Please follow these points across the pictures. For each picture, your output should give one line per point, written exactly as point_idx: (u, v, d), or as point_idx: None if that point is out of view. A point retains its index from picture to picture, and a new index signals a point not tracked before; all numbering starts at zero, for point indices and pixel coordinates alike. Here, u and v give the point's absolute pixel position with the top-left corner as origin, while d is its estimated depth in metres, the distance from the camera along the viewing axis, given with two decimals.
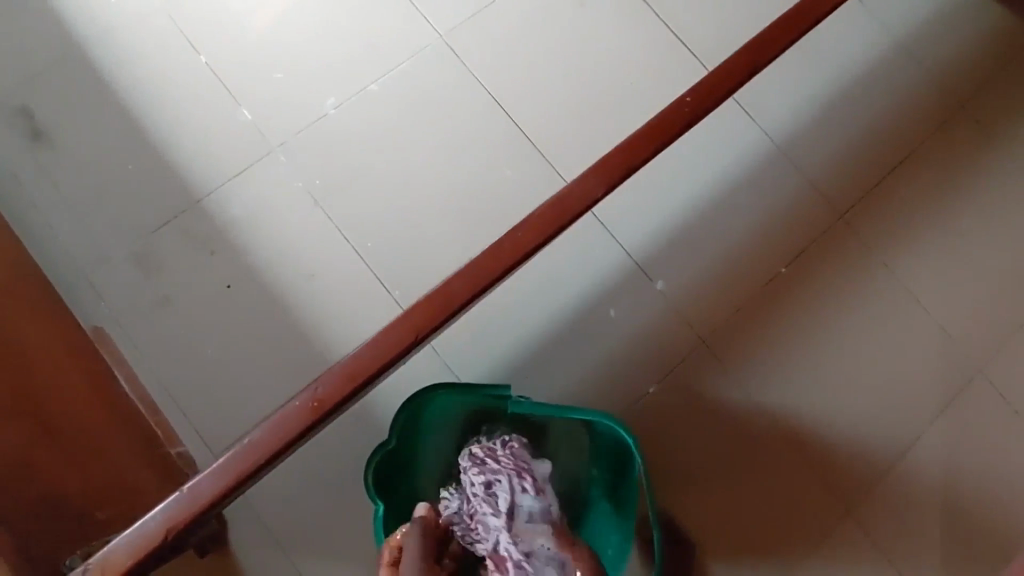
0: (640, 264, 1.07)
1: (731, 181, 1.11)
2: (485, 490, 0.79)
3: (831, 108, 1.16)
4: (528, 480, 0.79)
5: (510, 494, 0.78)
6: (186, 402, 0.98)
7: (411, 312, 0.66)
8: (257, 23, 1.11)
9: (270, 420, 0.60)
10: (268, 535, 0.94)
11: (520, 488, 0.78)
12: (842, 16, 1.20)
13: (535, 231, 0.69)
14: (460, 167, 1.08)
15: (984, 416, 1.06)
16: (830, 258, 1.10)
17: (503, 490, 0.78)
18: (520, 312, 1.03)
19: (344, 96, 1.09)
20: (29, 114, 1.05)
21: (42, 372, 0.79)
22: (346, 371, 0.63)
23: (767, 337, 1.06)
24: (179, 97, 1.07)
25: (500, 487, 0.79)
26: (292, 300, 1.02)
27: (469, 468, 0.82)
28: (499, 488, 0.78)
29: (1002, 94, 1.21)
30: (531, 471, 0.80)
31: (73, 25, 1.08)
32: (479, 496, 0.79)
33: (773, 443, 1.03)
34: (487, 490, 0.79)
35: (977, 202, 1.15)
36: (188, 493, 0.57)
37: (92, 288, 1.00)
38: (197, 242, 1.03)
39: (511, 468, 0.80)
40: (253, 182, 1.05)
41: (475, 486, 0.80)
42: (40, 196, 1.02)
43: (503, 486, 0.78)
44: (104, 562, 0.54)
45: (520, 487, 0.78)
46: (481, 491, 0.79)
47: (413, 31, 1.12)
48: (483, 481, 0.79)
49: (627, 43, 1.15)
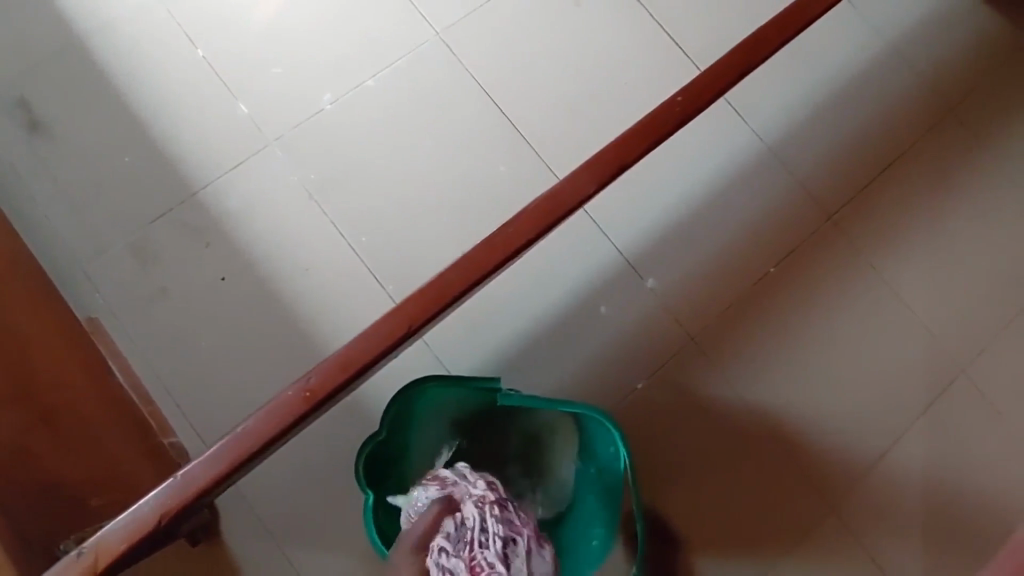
0: (631, 262, 1.08)
1: (722, 181, 1.13)
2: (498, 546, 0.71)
3: (823, 110, 1.18)
4: (542, 548, 0.76)
5: (527, 561, 0.72)
6: (181, 393, 0.99)
7: (406, 304, 0.67)
8: (255, 18, 1.11)
9: (264, 409, 0.62)
10: (260, 526, 0.95)
11: (537, 555, 0.74)
12: (834, 19, 1.22)
13: (527, 227, 0.70)
14: (454, 163, 1.09)
15: (965, 416, 1.08)
16: (818, 258, 1.12)
17: (521, 555, 0.72)
18: (511, 307, 1.04)
19: (341, 91, 1.10)
20: (27, 106, 1.06)
21: (38, 361, 0.80)
22: (337, 362, 0.64)
23: (755, 335, 1.08)
24: (177, 91, 1.08)
25: (516, 548, 0.72)
26: (286, 294, 1.03)
27: (488, 514, 0.73)
28: (518, 551, 0.72)
29: (989, 99, 1.22)
30: (542, 538, 0.78)
31: (72, 18, 1.09)
32: (491, 551, 0.70)
33: (759, 439, 1.05)
34: (502, 546, 0.71)
35: (963, 205, 1.17)
36: (180, 480, 0.59)
37: (88, 280, 1.01)
38: (193, 235, 1.04)
39: (531, 530, 0.76)
40: (250, 176, 1.06)
41: (490, 535, 0.71)
42: (37, 187, 1.03)
43: (524, 551, 0.72)
44: (98, 545, 0.56)
45: (536, 555, 0.74)
46: (498, 545, 0.71)
47: (410, 28, 1.13)
48: (503, 537, 0.72)
49: (622, 43, 1.16)
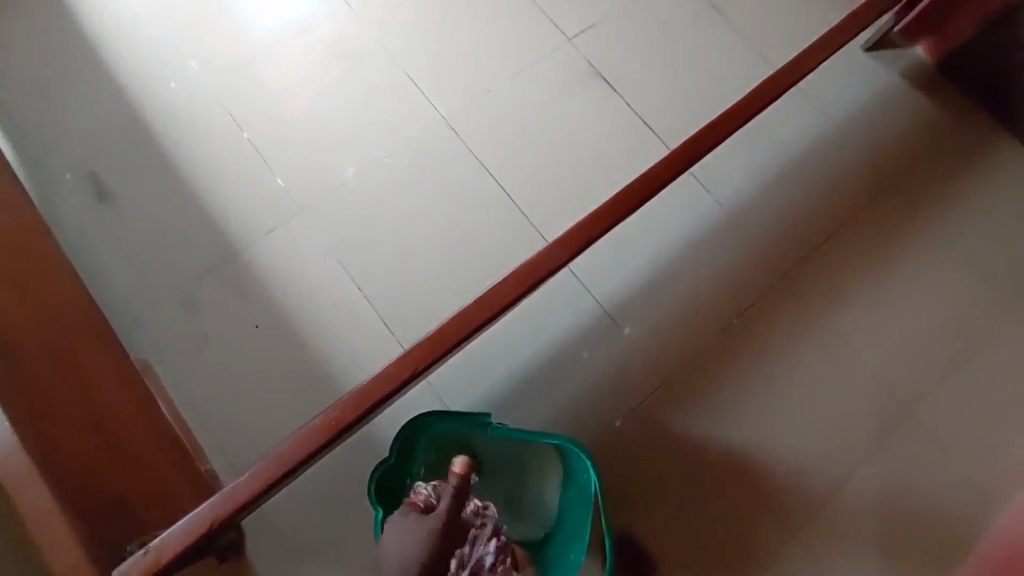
0: (610, 312, 1.23)
1: (689, 243, 1.29)
2: (477, 535, 0.84)
3: (776, 181, 1.36)
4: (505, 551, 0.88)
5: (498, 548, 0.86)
6: (216, 426, 1.13)
7: (412, 350, 0.84)
8: (291, 107, 1.32)
9: (298, 434, 0.78)
10: (280, 546, 1.07)
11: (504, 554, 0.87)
12: (786, 105, 1.42)
13: (513, 287, 0.88)
14: (458, 228, 1.27)
15: (918, 452, 1.20)
16: (776, 310, 1.27)
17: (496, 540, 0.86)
18: (505, 353, 1.19)
19: (363, 167, 1.29)
20: (100, 179, 1.26)
21: (103, 395, 0.94)
22: (357, 397, 0.80)
23: (720, 379, 1.22)
24: (224, 167, 1.28)
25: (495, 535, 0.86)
26: (310, 339, 1.19)
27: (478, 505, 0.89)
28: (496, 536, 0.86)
29: (925, 171, 1.40)
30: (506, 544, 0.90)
31: (140, 107, 1.31)
32: (479, 528, 0.85)
33: (726, 471, 1.17)
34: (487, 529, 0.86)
35: (904, 265, 1.32)
36: (227, 493, 0.75)
37: (142, 326, 1.17)
38: (233, 288, 1.21)
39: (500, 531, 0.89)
40: (282, 236, 1.25)
41: (480, 519, 0.86)
42: (102, 247, 1.21)
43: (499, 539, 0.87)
44: (161, 545, 0.72)
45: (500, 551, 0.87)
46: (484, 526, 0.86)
47: (422, 114, 1.34)
48: (487, 525, 0.86)
49: (602, 126, 1.36)
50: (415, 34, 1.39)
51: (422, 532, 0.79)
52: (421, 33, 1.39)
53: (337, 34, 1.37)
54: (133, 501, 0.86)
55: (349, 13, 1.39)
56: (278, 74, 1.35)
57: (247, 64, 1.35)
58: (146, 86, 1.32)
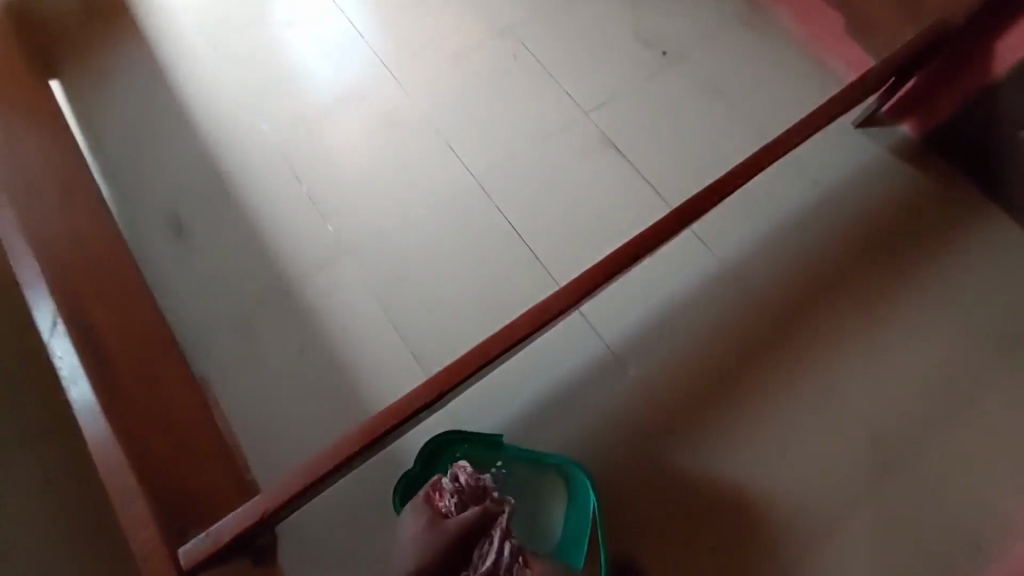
0: (616, 353, 1.35)
1: (690, 293, 1.42)
2: (482, 542, 0.86)
3: (771, 239, 1.49)
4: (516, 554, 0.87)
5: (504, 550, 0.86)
6: (260, 440, 1.28)
7: (438, 373, 0.98)
8: (344, 165, 1.54)
9: (338, 442, 0.92)
10: (308, 554, 1.18)
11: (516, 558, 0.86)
12: (781, 171, 1.57)
13: (526, 323, 1.01)
14: (481, 273, 1.43)
15: (908, 499, 1.26)
16: (772, 358, 1.37)
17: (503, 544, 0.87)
18: (518, 386, 1.31)
19: (402, 217, 1.49)
20: (179, 221, 1.47)
21: (173, 405, 1.10)
22: (391, 409, 0.94)
23: (717, 420, 1.31)
24: (284, 215, 1.49)
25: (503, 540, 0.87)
26: (347, 366, 1.34)
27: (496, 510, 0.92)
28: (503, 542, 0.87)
29: (915, 235, 1.51)
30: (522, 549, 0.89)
31: (218, 162, 1.54)
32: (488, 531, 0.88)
33: (722, 508, 1.25)
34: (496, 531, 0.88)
35: (895, 321, 1.41)
36: (275, 490, 0.89)
37: (204, 348, 1.35)
38: (283, 319, 1.38)
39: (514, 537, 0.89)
40: (328, 275, 1.43)
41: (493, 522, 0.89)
42: (177, 278, 1.41)
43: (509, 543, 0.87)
44: (220, 531, 0.85)
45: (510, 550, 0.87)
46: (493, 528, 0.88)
47: (454, 173, 1.54)
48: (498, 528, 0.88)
49: (613, 187, 1.54)
50: (453, 105, 1.61)
51: (426, 526, 0.87)
52: (458, 105, 1.62)
53: (385, 104, 1.61)
54: (201, 495, 1.00)
55: (396, 87, 1.63)
56: (334, 137, 1.57)
57: (307, 127, 1.58)
58: (224, 144, 1.56)
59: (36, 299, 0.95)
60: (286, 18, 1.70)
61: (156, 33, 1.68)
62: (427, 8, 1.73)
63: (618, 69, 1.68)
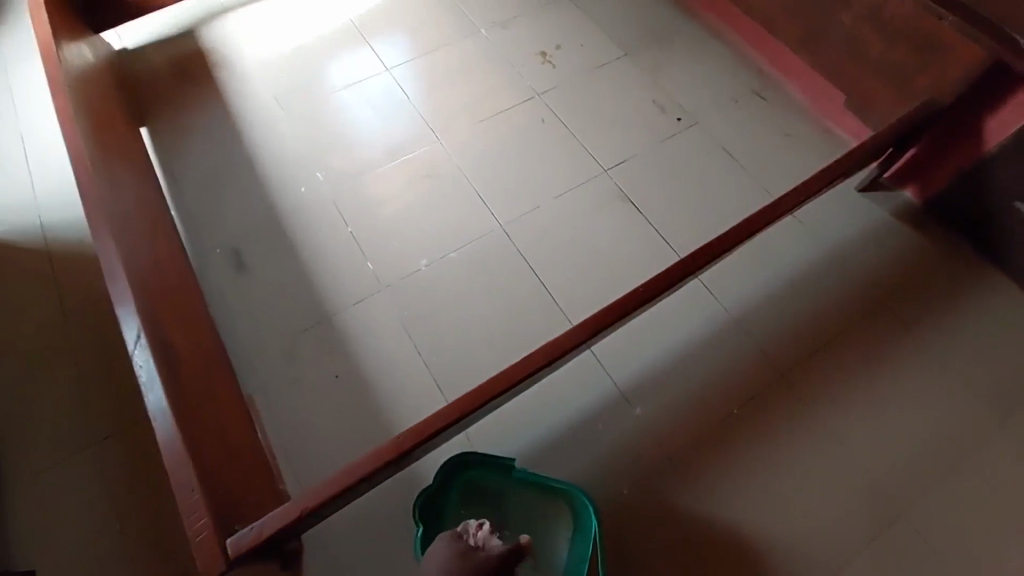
0: (624, 393, 1.45)
1: (697, 340, 1.52)
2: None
3: (777, 293, 1.58)
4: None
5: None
6: (295, 454, 1.41)
7: (458, 399, 1.10)
8: (384, 211, 1.73)
9: (370, 454, 1.04)
10: (331, 563, 1.28)
11: None
12: (786, 229, 1.68)
13: (540, 357, 1.14)
14: (503, 312, 1.57)
15: (907, 552, 1.29)
16: (773, 405, 1.44)
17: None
18: (532, 419, 1.42)
19: (434, 258, 1.65)
20: (239, 254, 1.67)
21: (224, 416, 1.25)
22: (415, 428, 1.06)
23: (719, 462, 1.38)
24: (330, 252, 1.67)
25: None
26: (377, 391, 1.48)
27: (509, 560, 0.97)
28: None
29: (917, 295, 1.59)
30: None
31: (277, 203, 1.75)
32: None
33: (723, 548, 1.30)
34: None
35: (896, 376, 1.48)
36: (311, 492, 1.01)
37: (252, 367, 1.51)
38: (323, 345, 1.53)
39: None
40: (364, 307, 1.59)
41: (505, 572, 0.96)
42: (233, 304, 1.59)
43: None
44: (263, 524, 0.98)
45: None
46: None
47: (483, 220, 1.70)
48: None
49: (627, 239, 1.67)
50: (484, 160, 1.80)
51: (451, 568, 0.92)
52: (489, 160, 1.80)
53: (425, 158, 1.81)
54: (244, 496, 1.13)
55: (435, 144, 1.83)
56: (378, 185, 1.77)
57: (355, 176, 1.79)
58: (282, 188, 1.77)
59: (126, 318, 1.11)
60: (343, 82, 1.95)
61: (232, 92, 1.94)
62: (467, 76, 1.96)
63: (636, 133, 1.84)
